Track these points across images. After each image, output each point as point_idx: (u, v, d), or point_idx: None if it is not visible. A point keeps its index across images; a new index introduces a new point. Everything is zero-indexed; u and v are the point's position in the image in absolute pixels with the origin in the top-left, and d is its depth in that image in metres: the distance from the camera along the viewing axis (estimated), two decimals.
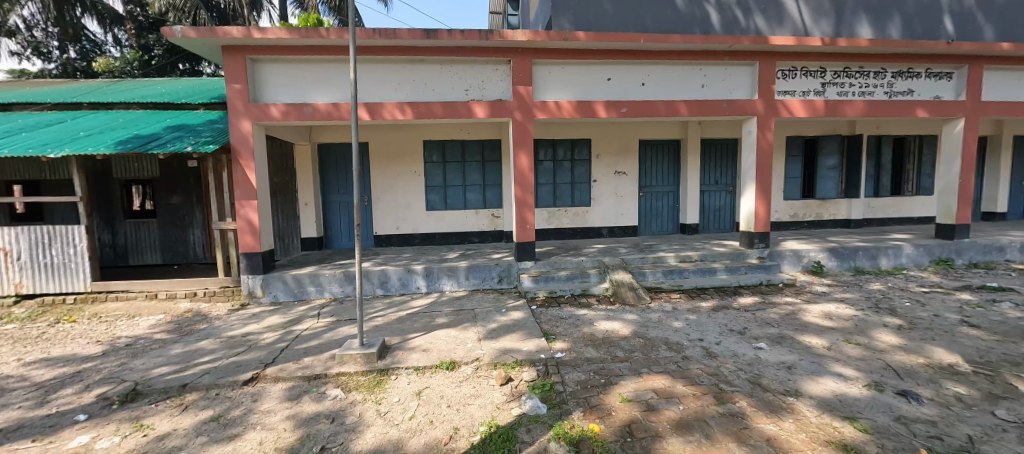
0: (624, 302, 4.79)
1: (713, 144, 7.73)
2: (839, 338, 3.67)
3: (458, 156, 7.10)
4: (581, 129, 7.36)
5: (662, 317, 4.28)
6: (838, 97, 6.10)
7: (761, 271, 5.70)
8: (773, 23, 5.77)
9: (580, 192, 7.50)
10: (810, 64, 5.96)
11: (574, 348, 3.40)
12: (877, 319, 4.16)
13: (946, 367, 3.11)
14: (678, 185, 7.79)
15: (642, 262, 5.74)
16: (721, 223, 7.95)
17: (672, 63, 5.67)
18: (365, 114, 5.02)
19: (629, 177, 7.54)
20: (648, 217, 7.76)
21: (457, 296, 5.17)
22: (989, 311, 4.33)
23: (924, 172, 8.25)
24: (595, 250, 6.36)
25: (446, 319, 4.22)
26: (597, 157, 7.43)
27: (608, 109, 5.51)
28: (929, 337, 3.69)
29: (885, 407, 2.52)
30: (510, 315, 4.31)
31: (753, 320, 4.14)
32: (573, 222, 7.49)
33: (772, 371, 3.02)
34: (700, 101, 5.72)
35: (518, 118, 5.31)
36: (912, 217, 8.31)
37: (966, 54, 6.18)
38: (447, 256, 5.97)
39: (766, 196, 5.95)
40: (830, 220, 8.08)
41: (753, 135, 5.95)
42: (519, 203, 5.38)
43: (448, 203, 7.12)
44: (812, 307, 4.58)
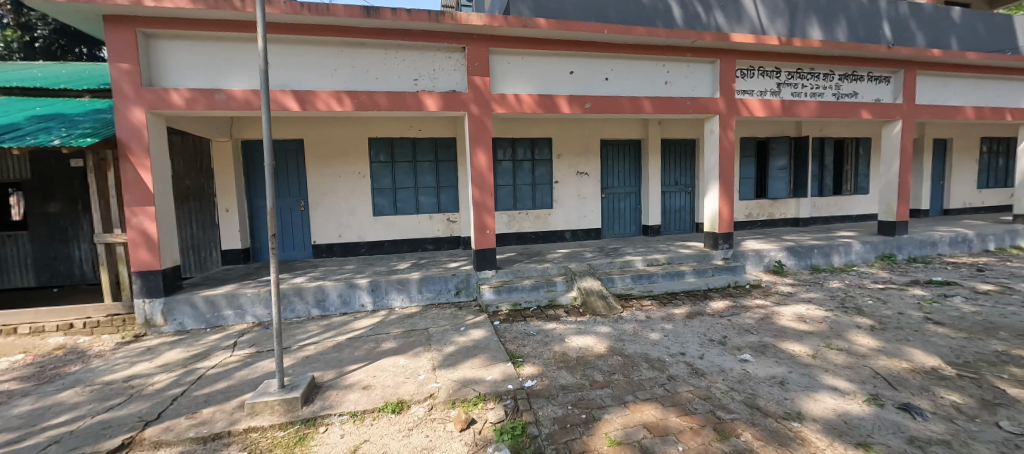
0: (594, 312, 4.39)
1: (672, 145, 7.65)
2: (819, 344, 3.50)
3: (408, 154, 6.43)
4: (541, 128, 6.97)
5: (637, 328, 3.93)
6: (792, 97, 6.17)
7: (728, 272, 5.58)
8: (732, 21, 5.68)
9: (541, 194, 7.09)
10: (766, 64, 5.98)
11: (546, 374, 2.92)
12: (849, 320, 4.09)
13: (931, 371, 2.99)
14: (639, 186, 7.63)
15: (609, 267, 5.42)
16: (681, 223, 7.88)
17: (636, 57, 5.42)
18: (294, 103, 4.26)
19: (591, 177, 7.25)
20: (611, 218, 7.52)
21: (408, 313, 4.53)
22: (944, 306, 4.42)
23: (862, 172, 8.71)
24: (559, 256, 5.96)
25: (394, 343, 3.58)
26: (558, 157, 7.07)
27: (572, 104, 5.13)
28: (902, 337, 3.62)
29: (893, 427, 2.28)
30: (471, 334, 3.76)
31: (731, 328, 3.89)
32: (535, 225, 7.07)
33: (766, 389, 2.72)
34: (664, 98, 5.52)
35: (474, 112, 4.79)
36: (853, 215, 8.75)
37: (902, 60, 6.51)
38: (397, 267, 5.30)
39: (729, 195, 5.86)
40: (781, 219, 8.29)
41: (716, 134, 5.84)
42: (477, 206, 4.85)
43: (398, 207, 6.43)
44: (784, 309, 4.44)
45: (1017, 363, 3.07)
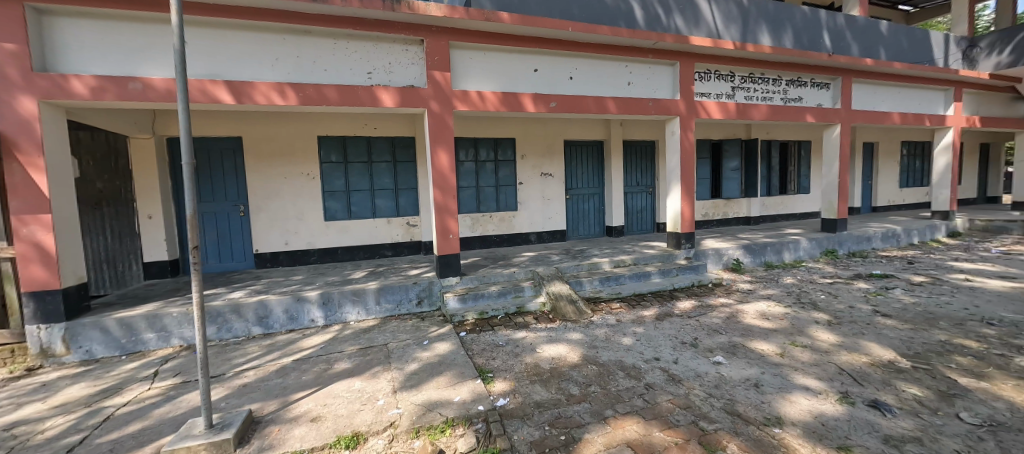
0: (564, 318, 4.24)
1: (633, 146, 7.73)
2: (785, 342, 3.55)
3: (362, 154, 5.99)
4: (504, 127, 6.77)
5: (609, 333, 3.82)
6: (745, 101, 6.41)
7: (691, 271, 5.65)
8: (690, 25, 5.71)
9: (506, 195, 6.89)
10: (721, 68, 6.16)
11: (519, 390, 2.71)
12: (807, 315, 4.22)
13: (889, 364, 3.09)
14: (602, 187, 7.63)
15: (577, 270, 5.31)
16: (643, 224, 7.98)
17: (599, 57, 5.37)
18: (228, 95, 3.76)
19: (556, 178, 7.15)
20: (575, 220, 7.46)
21: (365, 327, 4.15)
22: (887, 298, 4.70)
23: (805, 173, 9.27)
24: (526, 259, 5.78)
25: (350, 363, 3.22)
26: (522, 158, 6.91)
27: (537, 103, 4.98)
28: (858, 331, 3.77)
29: (867, 427, 2.30)
30: (437, 348, 3.48)
31: (700, 329, 3.88)
32: (500, 228, 6.86)
33: (743, 393, 2.68)
34: (628, 99, 5.51)
35: (435, 109, 4.49)
36: (797, 213, 9.29)
37: (840, 68, 6.97)
38: (352, 277, 4.88)
39: (690, 196, 5.95)
40: (734, 218, 8.62)
41: (676, 135, 5.91)
42: (439, 209, 4.56)
43: (352, 211, 5.97)
44: (747, 307, 4.52)
45: (960, 352, 3.26)
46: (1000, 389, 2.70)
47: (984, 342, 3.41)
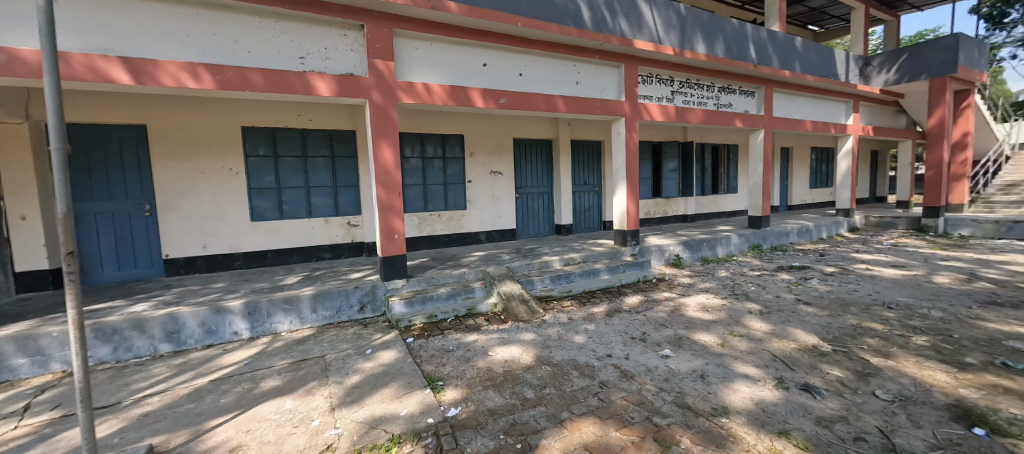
0: (516, 318, 4.16)
1: (580, 146, 7.87)
2: (724, 332, 3.74)
3: (296, 148, 5.49)
4: (452, 123, 6.55)
5: (562, 332, 3.80)
6: (683, 105, 6.76)
7: (636, 268, 5.83)
8: (635, 28, 5.82)
9: (454, 193, 6.68)
10: (662, 72, 6.44)
11: (472, 397, 2.56)
12: (741, 306, 4.50)
13: (814, 349, 3.36)
14: (551, 185, 7.68)
15: (528, 269, 5.25)
16: (590, 222, 8.15)
17: (548, 55, 5.36)
18: (125, 74, 3.22)
19: (505, 177, 7.07)
20: (525, 218, 7.43)
21: (299, 337, 3.76)
22: (806, 287, 5.17)
23: (733, 174, 10.03)
24: (476, 259, 5.63)
25: (281, 379, 2.88)
26: (471, 155, 6.74)
27: (486, 98, 4.85)
28: (785, 319, 4.08)
29: (801, 410, 2.46)
30: (381, 357, 3.22)
31: (648, 323, 3.98)
32: (448, 227, 6.64)
33: (691, 385, 2.75)
34: (576, 99, 5.56)
35: (377, 101, 4.19)
36: (727, 211, 10.02)
37: (763, 78, 7.60)
38: (284, 283, 4.42)
39: (634, 194, 6.15)
40: (673, 216, 9.10)
41: (622, 136, 6.08)
42: (383, 208, 4.28)
43: (284, 211, 5.44)
44: (688, 300, 4.74)
45: (869, 335, 3.64)
46: (903, 366, 3.03)
47: (887, 324, 3.84)
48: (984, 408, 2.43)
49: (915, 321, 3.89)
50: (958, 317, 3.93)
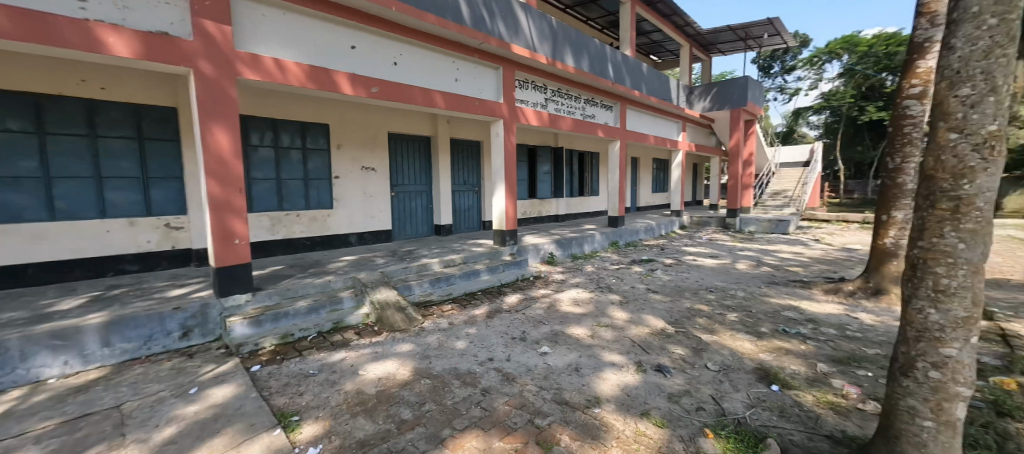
0: (392, 328, 3.81)
1: (460, 145, 7.76)
2: (593, 324, 4.05)
3: (79, 125, 4.07)
4: (315, 111, 5.74)
5: (442, 339, 3.61)
6: (555, 112, 7.21)
7: (515, 266, 5.89)
8: (512, 33, 5.94)
9: (318, 190, 5.87)
10: (536, 79, 6.75)
11: (337, 430, 2.20)
12: (605, 298, 4.98)
13: (662, 332, 3.88)
14: (430, 185, 7.38)
15: (405, 273, 4.89)
16: (470, 222, 8.11)
17: (425, 47, 5.09)
18: None
19: (379, 173, 6.52)
20: (401, 219, 6.98)
21: (80, 383, 2.76)
22: (654, 278, 6.02)
23: (596, 179, 11.21)
24: (344, 265, 5.02)
25: (40, 449, 2.03)
26: (338, 148, 6.02)
27: (355, 85, 4.36)
28: (640, 307, 4.64)
29: (656, 389, 2.77)
30: (213, 395, 2.55)
31: (527, 321, 4.07)
32: (310, 229, 5.79)
33: (568, 380, 2.86)
34: (455, 96, 5.43)
35: (207, 72, 3.35)
36: (591, 212, 11.15)
37: (619, 95, 8.63)
38: (55, 309, 3.21)
39: (512, 195, 6.30)
40: (546, 216, 9.70)
41: (500, 137, 6.16)
42: (217, 207, 3.45)
43: (58, 209, 3.98)
44: (562, 295, 5.04)
45: (699, 315, 4.38)
46: (724, 340, 3.71)
47: (710, 305, 4.69)
48: (776, 368, 3.10)
49: (729, 301, 4.84)
50: (755, 296, 5.03)
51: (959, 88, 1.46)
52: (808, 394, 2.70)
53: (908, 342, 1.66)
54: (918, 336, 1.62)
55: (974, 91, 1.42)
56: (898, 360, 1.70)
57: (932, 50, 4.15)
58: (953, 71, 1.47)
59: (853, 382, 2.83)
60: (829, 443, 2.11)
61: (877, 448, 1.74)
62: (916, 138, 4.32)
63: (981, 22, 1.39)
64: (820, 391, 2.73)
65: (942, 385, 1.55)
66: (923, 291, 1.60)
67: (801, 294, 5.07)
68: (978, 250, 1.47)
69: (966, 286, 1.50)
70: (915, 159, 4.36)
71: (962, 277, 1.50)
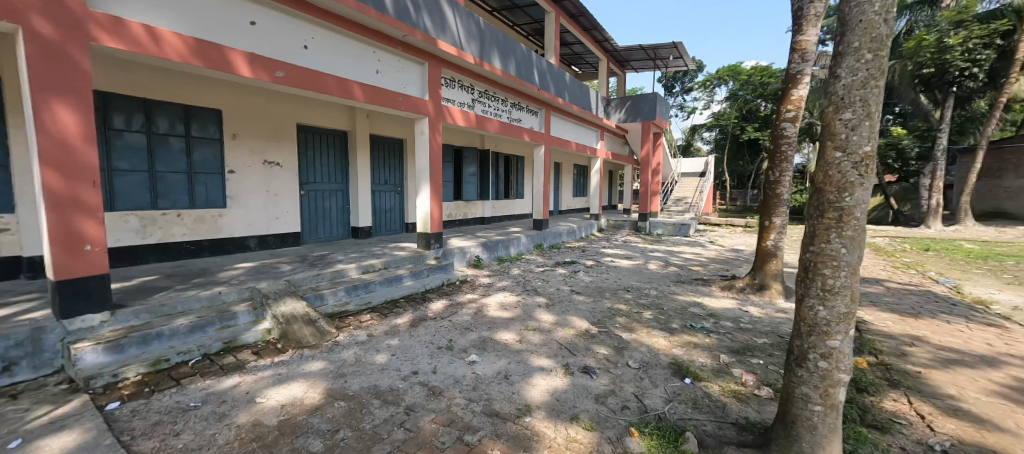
0: (299, 344, 3.37)
1: (381, 142, 7.28)
2: (521, 328, 4.02)
3: None
4: (203, 94, 4.91)
5: (359, 354, 3.29)
6: (482, 113, 7.13)
7: (440, 271, 5.74)
8: (439, 28, 5.72)
9: (207, 186, 5.04)
10: (463, 79, 6.60)
11: None
12: (532, 301, 5.01)
13: (587, 332, 3.99)
14: (346, 183, 6.81)
15: (316, 281, 4.40)
16: (392, 224, 7.65)
17: (342, 32, 4.65)
18: None
19: (286, 169, 5.81)
20: (312, 220, 6.33)
21: None
22: (577, 279, 6.23)
23: (521, 182, 11.37)
24: (240, 273, 4.35)
25: None
26: (234, 138, 5.23)
27: (255, 67, 3.81)
28: (565, 308, 4.74)
29: (584, 391, 2.81)
30: (45, 447, 1.98)
31: (454, 329, 3.91)
32: (195, 231, 4.93)
33: (497, 389, 2.77)
34: (375, 89, 5.05)
35: (46, 33, 2.64)
36: (516, 215, 11.27)
37: (544, 101, 8.85)
38: None
39: (438, 196, 6.07)
40: (472, 219, 9.57)
41: (425, 136, 5.90)
42: (58, 203, 2.73)
43: None
44: (489, 300, 4.95)
45: (619, 315, 4.60)
46: (641, 337, 3.93)
47: (628, 304, 4.96)
48: (687, 361, 3.35)
49: (644, 299, 5.18)
50: (665, 294, 5.46)
51: (842, 113, 1.65)
52: (715, 384, 2.94)
53: (802, 336, 1.85)
54: (810, 331, 1.81)
55: (854, 115, 1.62)
56: (793, 352, 1.89)
57: (802, 81, 4.86)
58: (838, 97, 1.67)
59: (750, 370, 3.15)
60: (735, 430, 2.29)
61: (778, 434, 1.92)
62: (790, 155, 5.02)
63: (860, 56, 1.59)
64: (725, 380, 3.00)
65: (829, 373, 1.76)
66: (814, 290, 1.79)
67: (702, 291, 5.63)
68: (856, 254, 1.69)
69: (846, 285, 1.71)
70: (789, 173, 5.06)
71: (843, 277, 1.71)
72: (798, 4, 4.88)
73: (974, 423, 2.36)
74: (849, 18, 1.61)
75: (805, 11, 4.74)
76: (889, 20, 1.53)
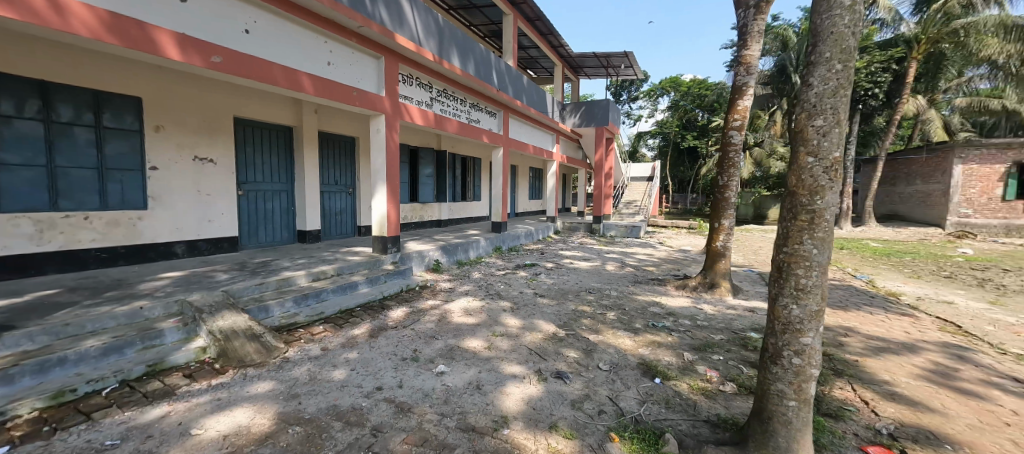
0: (241, 363, 2.99)
1: (330, 140, 6.81)
2: (488, 334, 3.89)
3: None
4: (118, 79, 4.27)
5: (314, 371, 2.99)
6: (440, 113, 6.91)
7: (398, 276, 5.45)
8: (396, 22, 5.44)
9: (123, 185, 4.38)
10: (421, 76, 6.35)
11: None
12: (496, 305, 4.89)
13: (555, 336, 3.96)
14: (290, 183, 6.28)
15: (259, 291, 3.97)
16: (342, 227, 7.17)
17: (289, 18, 4.26)
18: None
19: (220, 167, 5.23)
20: (252, 223, 5.75)
21: None
22: (539, 282, 6.21)
23: (478, 184, 11.21)
24: (166, 284, 3.81)
25: None
26: (158, 131, 4.60)
27: (185, 50, 3.36)
28: (530, 312, 4.68)
29: (559, 397, 2.75)
30: None
31: (418, 338, 3.69)
32: (108, 237, 4.27)
33: (470, 401, 2.63)
34: (327, 83, 4.70)
35: None
36: (473, 217, 11.08)
37: (502, 103, 8.79)
38: None
39: (395, 198, 5.78)
40: (428, 221, 9.25)
41: (381, 134, 5.58)
42: None
43: None
44: (452, 305, 4.76)
45: (584, 316, 4.63)
46: (608, 338, 3.96)
47: (592, 306, 5.01)
48: (654, 361, 3.41)
49: (605, 300, 5.26)
50: (625, 294, 5.59)
51: (815, 119, 1.73)
52: (683, 382, 3.01)
53: (776, 333, 1.90)
54: (784, 329, 1.87)
55: (825, 122, 1.70)
56: (768, 350, 1.95)
57: (747, 92, 5.20)
58: (810, 104, 1.73)
59: (713, 367, 3.27)
60: (708, 427, 2.34)
61: (754, 430, 1.97)
62: (737, 162, 5.36)
63: (831, 66, 1.67)
64: (692, 378, 3.08)
65: (802, 369, 1.83)
66: (787, 290, 1.85)
67: (659, 290, 5.84)
68: (826, 254, 1.77)
69: (818, 284, 1.79)
70: (736, 178, 5.39)
71: (815, 277, 1.79)
72: (743, 21, 5.21)
73: (910, 405, 2.61)
74: (821, 29, 1.68)
75: (750, 28, 5.09)
76: (857, 33, 1.62)
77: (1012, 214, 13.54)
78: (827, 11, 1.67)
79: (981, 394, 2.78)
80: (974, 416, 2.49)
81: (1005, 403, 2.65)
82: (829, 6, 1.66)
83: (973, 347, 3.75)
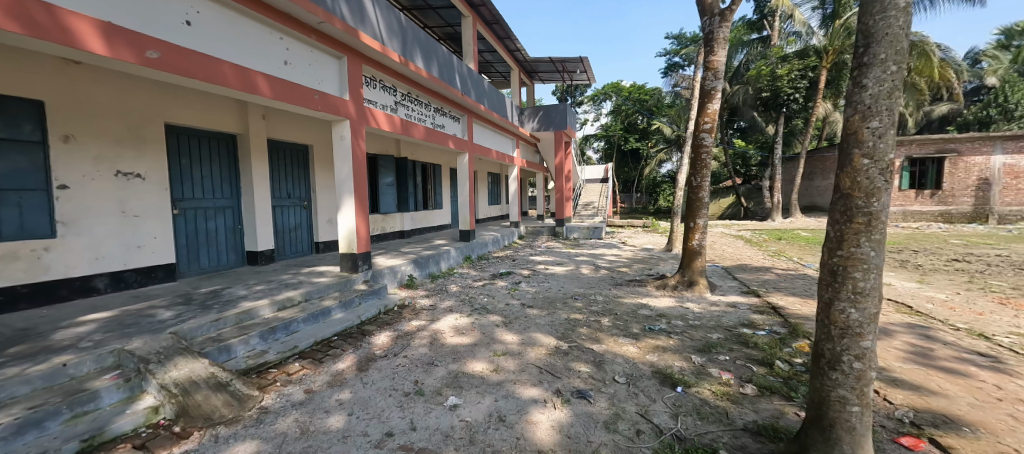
0: (208, 421, 2.45)
1: (281, 149, 6.13)
2: (489, 354, 3.62)
3: None
4: (12, 78, 3.43)
5: (304, 420, 2.55)
6: (404, 117, 6.49)
7: (372, 296, 4.99)
8: (358, 17, 4.97)
9: (21, 209, 3.53)
10: (384, 78, 5.91)
11: None
12: (486, 320, 4.62)
13: (559, 349, 3.77)
14: (236, 197, 5.53)
15: (216, 329, 3.37)
16: (297, 244, 6.45)
17: (239, 10, 3.70)
18: None
19: (150, 182, 4.43)
20: (192, 246, 4.97)
21: None
22: (522, 291, 5.99)
23: (439, 191, 10.70)
24: (91, 330, 3.07)
25: None
26: (68, 141, 3.78)
27: (113, 43, 2.75)
28: (525, 325, 4.44)
29: (590, 419, 2.57)
30: None
31: (415, 367, 3.34)
32: (2, 274, 3.41)
33: (498, 437, 2.36)
34: (285, 84, 4.16)
35: None
36: (435, 226, 10.55)
37: (464, 107, 8.54)
38: None
39: (363, 212, 5.31)
40: (389, 233, 8.63)
41: (346, 141, 5.08)
42: None
43: None
44: (440, 325, 4.40)
45: (580, 325, 4.48)
46: (612, 347, 3.84)
47: (583, 313, 4.89)
48: (667, 367, 3.34)
49: (595, 306, 5.16)
50: (611, 298, 5.54)
51: (869, 121, 1.71)
52: (704, 389, 2.94)
53: (833, 339, 1.87)
54: (842, 334, 1.83)
55: (881, 124, 1.69)
56: (824, 356, 1.91)
57: (715, 96, 5.38)
58: (865, 105, 1.72)
59: (724, 368, 3.27)
60: (751, 437, 2.31)
61: (814, 440, 1.92)
62: (709, 163, 5.57)
63: (886, 67, 1.67)
64: (710, 383, 3.03)
65: (863, 373, 1.81)
66: (844, 293, 1.81)
67: (642, 292, 5.87)
68: (882, 256, 1.74)
69: (875, 286, 1.76)
70: (709, 178, 5.58)
71: (873, 279, 1.75)
72: (708, 28, 5.44)
73: (914, 390, 2.75)
74: (875, 30, 1.69)
75: (716, 35, 5.32)
76: (911, 36, 1.63)
77: (906, 201, 15.70)
78: (881, 12, 1.67)
79: (962, 371, 3.02)
80: (969, 395, 2.67)
81: (987, 379, 2.89)
82: (882, 7, 1.67)
83: (931, 326, 4.14)
